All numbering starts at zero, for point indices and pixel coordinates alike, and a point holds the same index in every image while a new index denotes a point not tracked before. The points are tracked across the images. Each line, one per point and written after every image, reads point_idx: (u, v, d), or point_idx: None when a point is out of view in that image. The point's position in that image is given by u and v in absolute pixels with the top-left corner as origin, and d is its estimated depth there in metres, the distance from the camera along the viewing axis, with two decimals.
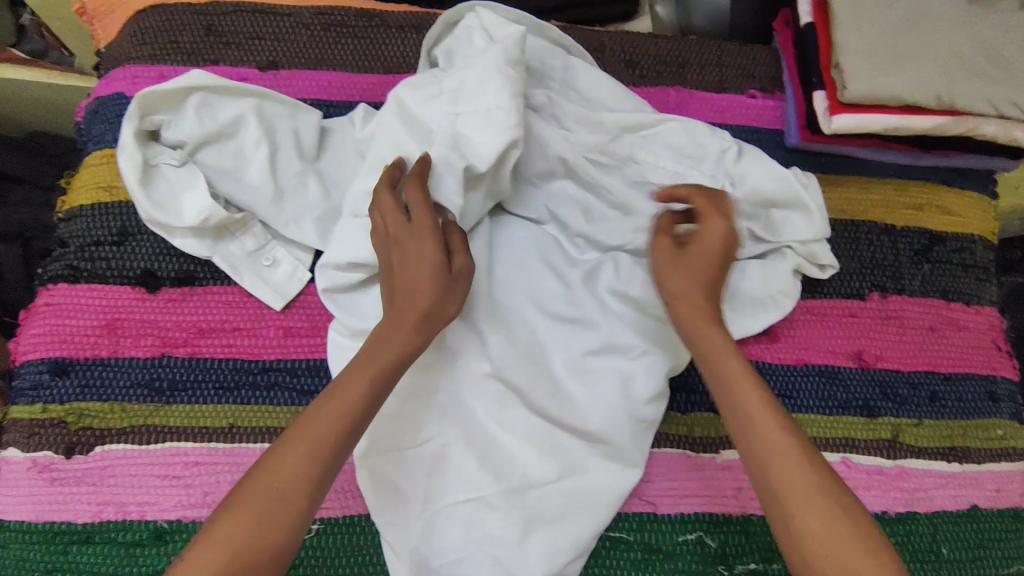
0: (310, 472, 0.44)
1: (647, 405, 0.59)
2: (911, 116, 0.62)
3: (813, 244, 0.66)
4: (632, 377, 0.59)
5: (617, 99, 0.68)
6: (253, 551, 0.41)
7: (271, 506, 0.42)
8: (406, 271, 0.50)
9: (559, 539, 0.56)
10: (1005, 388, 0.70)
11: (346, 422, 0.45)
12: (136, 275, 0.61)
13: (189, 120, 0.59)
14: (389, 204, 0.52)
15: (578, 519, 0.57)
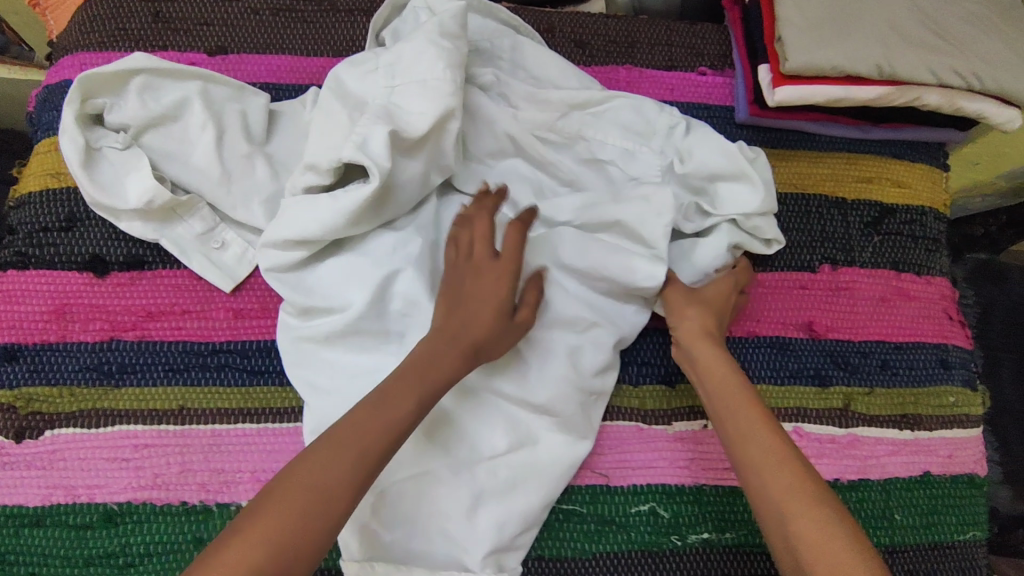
0: (363, 476, 0.46)
1: (595, 377, 0.61)
2: (852, 87, 0.62)
3: (756, 218, 0.65)
4: (578, 350, 0.60)
5: (565, 77, 0.68)
6: (292, 547, 0.42)
7: (317, 502, 0.44)
8: (474, 298, 0.55)
9: (509, 511, 0.57)
10: (957, 356, 0.71)
11: (398, 428, 0.48)
12: (84, 260, 0.61)
13: (134, 102, 0.59)
14: (483, 233, 0.57)
15: (527, 491, 0.57)
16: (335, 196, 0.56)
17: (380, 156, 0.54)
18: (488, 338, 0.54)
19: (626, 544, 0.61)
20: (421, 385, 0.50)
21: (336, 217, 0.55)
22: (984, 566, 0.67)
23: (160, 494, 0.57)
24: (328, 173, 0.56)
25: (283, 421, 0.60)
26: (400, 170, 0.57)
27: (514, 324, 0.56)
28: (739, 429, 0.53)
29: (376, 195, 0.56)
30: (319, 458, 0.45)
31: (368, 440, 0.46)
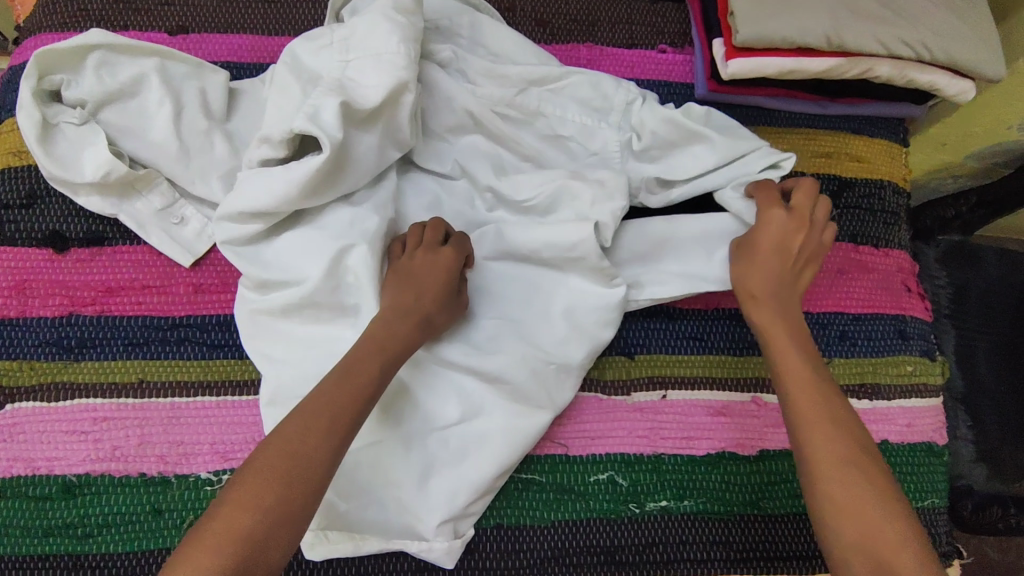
0: (338, 444, 0.47)
1: (554, 346, 0.61)
2: (803, 58, 0.64)
3: (732, 165, 0.66)
4: (529, 323, 0.62)
5: (524, 54, 0.69)
6: (278, 517, 0.44)
7: (297, 472, 0.45)
8: (425, 283, 0.56)
9: (461, 479, 0.57)
10: (915, 327, 0.72)
11: (363, 397, 0.50)
12: (44, 237, 0.62)
13: (91, 79, 0.60)
14: (426, 241, 0.58)
15: (482, 459, 0.58)
16: (286, 169, 0.56)
17: (332, 128, 0.55)
18: (437, 315, 0.57)
19: (585, 512, 0.62)
20: (381, 360, 0.52)
21: (288, 188, 0.56)
22: (943, 533, 0.67)
23: (119, 466, 0.58)
24: (282, 146, 0.57)
25: (242, 394, 0.60)
26: (357, 144, 0.58)
27: (457, 303, 0.59)
28: (788, 387, 0.53)
29: (330, 168, 0.57)
30: (293, 431, 0.46)
31: (337, 409, 0.48)
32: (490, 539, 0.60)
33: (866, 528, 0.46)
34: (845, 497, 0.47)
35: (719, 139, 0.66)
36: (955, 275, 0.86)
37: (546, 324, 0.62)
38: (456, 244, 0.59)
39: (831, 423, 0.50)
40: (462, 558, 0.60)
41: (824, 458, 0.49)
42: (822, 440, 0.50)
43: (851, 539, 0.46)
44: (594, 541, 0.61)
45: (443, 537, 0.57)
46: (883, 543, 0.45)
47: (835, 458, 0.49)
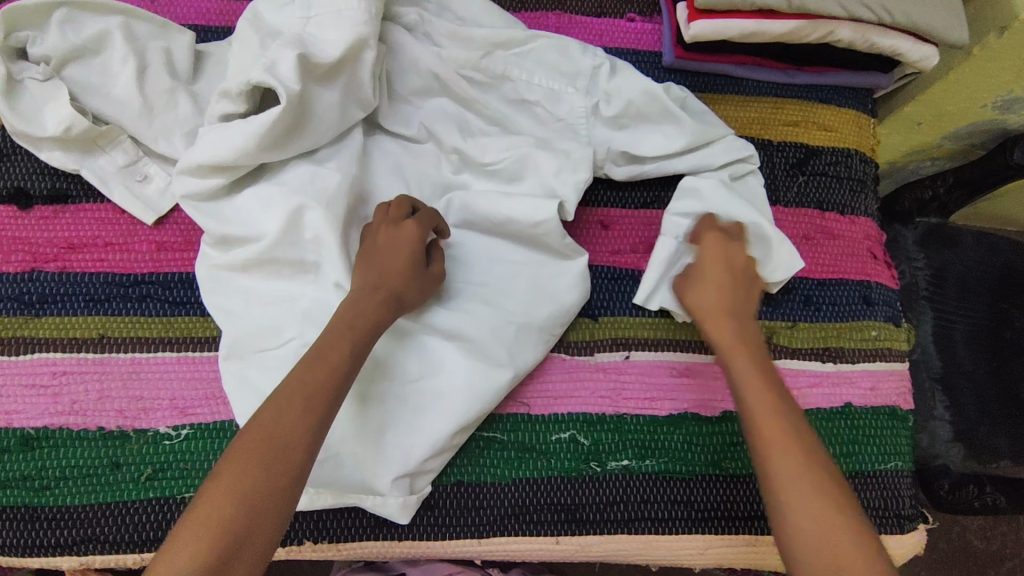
0: (314, 425, 0.46)
1: (515, 307, 0.61)
2: (763, 20, 0.65)
3: (695, 148, 0.67)
4: (492, 285, 0.62)
5: (490, 18, 0.69)
6: (257, 502, 0.43)
7: (276, 454, 0.44)
8: (386, 255, 0.56)
9: (416, 434, 0.57)
10: (880, 293, 0.72)
11: (338, 376, 0.49)
12: (8, 193, 0.62)
13: (54, 35, 0.60)
14: (394, 213, 0.58)
15: (437, 416, 0.57)
16: (244, 122, 0.57)
17: (290, 80, 0.57)
18: (406, 289, 0.55)
19: (546, 470, 0.61)
20: (351, 340, 0.50)
21: (246, 141, 0.57)
22: (907, 496, 0.67)
23: (77, 420, 0.58)
24: (241, 100, 0.58)
25: (201, 350, 0.60)
26: (317, 100, 0.59)
27: (428, 277, 0.58)
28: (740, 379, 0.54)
29: (289, 122, 0.58)
30: (270, 416, 0.45)
31: (311, 388, 0.47)
32: (449, 495, 0.60)
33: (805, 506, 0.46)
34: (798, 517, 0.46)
35: (687, 118, 0.66)
36: (931, 257, 0.86)
37: (506, 283, 0.62)
38: (424, 217, 0.59)
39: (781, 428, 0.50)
40: (419, 514, 0.60)
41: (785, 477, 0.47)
42: (775, 458, 0.48)
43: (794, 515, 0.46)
44: (555, 499, 0.61)
45: (399, 492, 0.57)
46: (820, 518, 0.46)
47: (787, 465, 0.48)
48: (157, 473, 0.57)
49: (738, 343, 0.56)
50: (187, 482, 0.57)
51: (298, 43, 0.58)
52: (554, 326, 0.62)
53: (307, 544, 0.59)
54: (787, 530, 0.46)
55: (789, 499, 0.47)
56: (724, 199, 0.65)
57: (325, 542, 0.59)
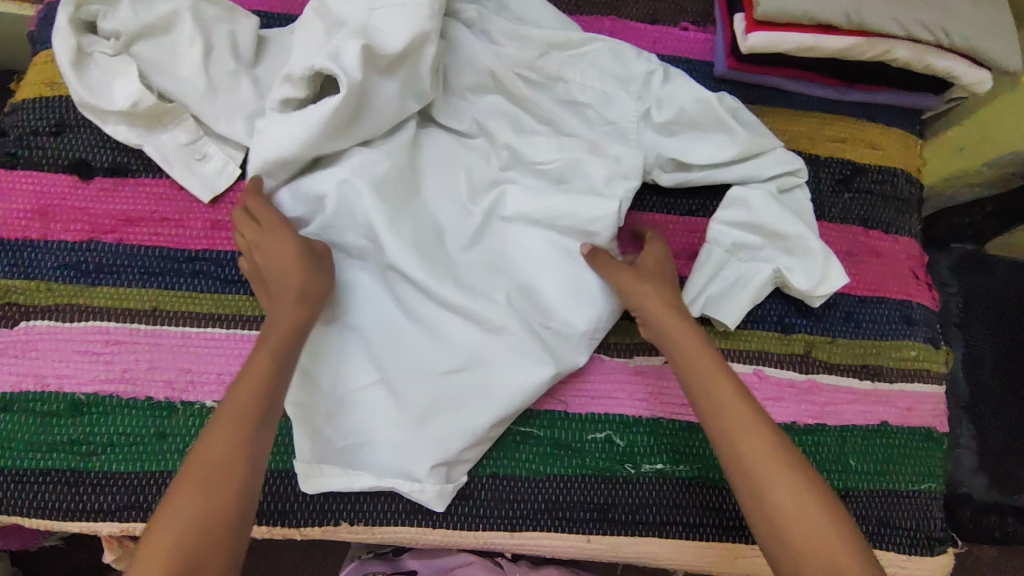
0: (248, 440, 0.47)
1: (556, 309, 0.61)
2: (822, 35, 0.65)
3: (743, 160, 0.67)
4: (538, 284, 0.62)
5: (547, 19, 0.70)
6: (204, 524, 0.44)
7: (216, 475, 0.46)
8: (272, 264, 0.56)
9: (457, 425, 0.58)
10: (920, 313, 0.72)
11: (265, 388, 0.50)
12: (70, 163, 0.64)
13: (125, 11, 0.61)
14: (241, 221, 0.58)
15: (474, 409, 0.58)
16: (305, 111, 0.58)
17: (352, 69, 0.58)
18: (307, 281, 0.56)
19: (580, 468, 0.62)
20: (270, 353, 0.52)
21: (308, 133, 0.58)
22: (937, 519, 0.67)
23: (127, 388, 0.59)
24: (303, 85, 0.60)
25: (250, 328, 0.61)
26: (376, 89, 0.60)
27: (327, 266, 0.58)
28: (700, 377, 0.53)
29: (351, 111, 0.59)
30: (204, 455, 0.46)
31: (238, 419, 0.48)
32: (485, 487, 0.61)
33: (791, 501, 0.47)
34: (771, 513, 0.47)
35: (738, 128, 0.67)
36: (965, 283, 0.85)
37: (551, 282, 0.62)
38: (266, 209, 0.58)
39: (753, 421, 0.50)
40: (455, 504, 0.60)
41: (757, 471, 0.48)
42: (755, 453, 0.49)
43: (785, 506, 0.47)
44: (588, 497, 0.61)
45: (436, 480, 0.57)
46: (810, 506, 0.47)
47: (767, 459, 0.48)
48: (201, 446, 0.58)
49: (693, 338, 0.55)
50: None
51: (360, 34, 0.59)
52: (598, 330, 0.61)
53: (343, 526, 0.59)
54: (767, 516, 0.47)
55: (763, 484, 0.48)
56: (771, 212, 0.65)
57: (361, 524, 0.59)
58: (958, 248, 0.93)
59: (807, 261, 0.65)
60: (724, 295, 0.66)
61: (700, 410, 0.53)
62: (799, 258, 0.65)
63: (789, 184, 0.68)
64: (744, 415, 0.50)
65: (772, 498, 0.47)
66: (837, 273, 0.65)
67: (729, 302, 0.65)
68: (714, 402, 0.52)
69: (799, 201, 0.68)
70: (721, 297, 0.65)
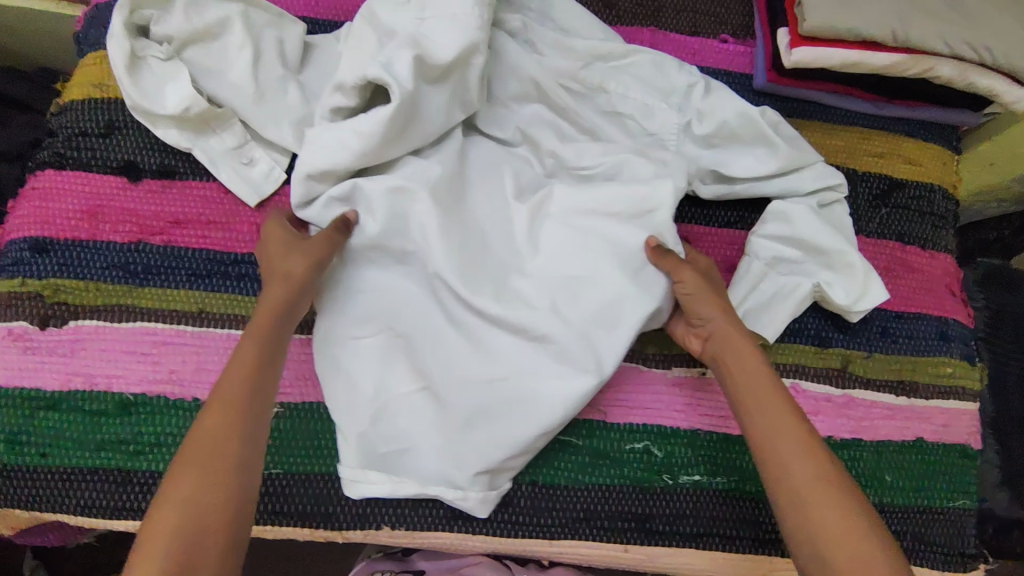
0: (234, 424, 0.48)
1: (604, 317, 0.59)
2: (865, 52, 0.66)
3: (784, 173, 0.68)
4: (588, 291, 0.59)
5: (590, 30, 0.70)
6: (197, 505, 0.45)
7: (207, 457, 0.46)
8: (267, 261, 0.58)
9: (500, 436, 0.58)
10: (956, 330, 0.72)
11: (248, 370, 0.51)
12: (119, 165, 0.65)
13: (178, 16, 0.62)
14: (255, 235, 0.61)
15: (520, 417, 0.58)
16: (359, 122, 0.59)
17: (403, 77, 0.58)
18: (291, 265, 0.56)
19: (618, 478, 0.62)
20: (254, 338, 0.52)
21: (362, 143, 0.59)
22: (970, 535, 0.67)
23: (174, 389, 0.60)
24: (354, 95, 0.60)
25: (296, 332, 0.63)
26: (424, 99, 0.60)
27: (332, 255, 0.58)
28: (752, 391, 0.53)
29: (400, 124, 0.59)
30: (196, 438, 0.47)
31: (223, 408, 0.49)
32: (525, 495, 0.61)
33: (834, 521, 0.47)
34: (809, 529, 0.47)
35: (781, 142, 0.67)
36: (991, 297, 0.86)
37: (601, 290, 0.59)
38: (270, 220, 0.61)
39: (803, 440, 0.50)
40: (495, 511, 0.61)
41: (803, 488, 0.48)
42: (804, 473, 0.49)
43: (826, 525, 0.47)
44: (625, 507, 0.62)
45: (478, 487, 0.58)
46: (852, 527, 0.46)
47: (814, 479, 0.48)
48: None
49: (748, 349, 0.55)
50: (278, 460, 0.60)
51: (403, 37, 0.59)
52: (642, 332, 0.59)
53: (385, 529, 0.60)
54: (807, 532, 0.47)
55: (808, 502, 0.48)
56: (813, 227, 0.66)
57: (402, 529, 0.60)
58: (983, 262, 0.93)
59: (847, 274, 0.65)
60: (765, 307, 0.66)
61: (748, 422, 0.53)
62: (839, 271, 0.66)
63: (830, 198, 0.69)
64: (795, 432, 0.50)
65: (813, 516, 0.47)
66: (877, 287, 0.65)
67: (769, 314, 0.65)
68: (763, 416, 0.52)
69: (839, 214, 0.69)
70: (761, 309, 0.66)
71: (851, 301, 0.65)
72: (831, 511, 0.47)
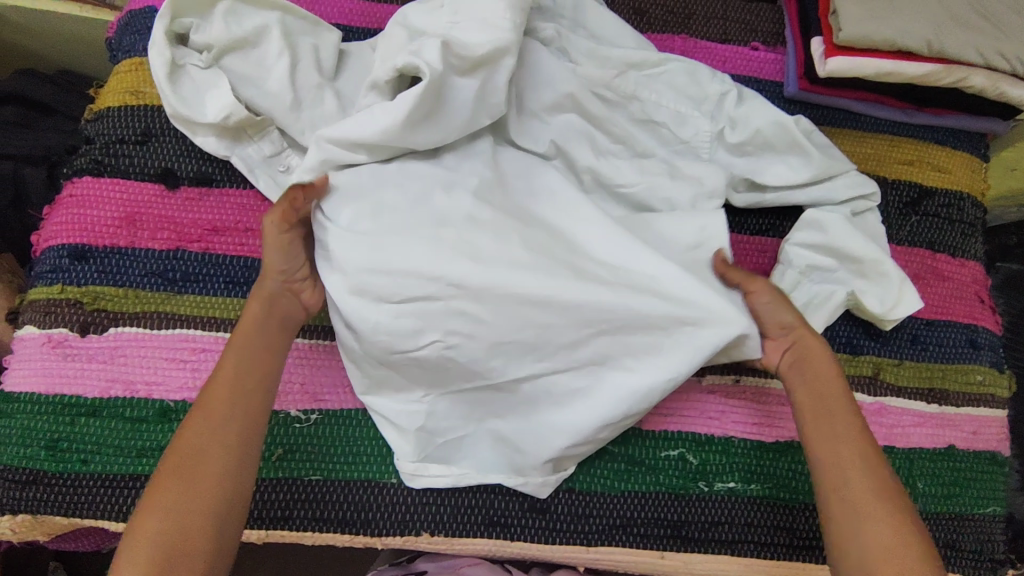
0: (220, 432, 0.50)
1: (686, 313, 0.56)
2: (902, 61, 0.66)
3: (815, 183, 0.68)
4: (667, 285, 0.57)
5: (624, 37, 0.70)
6: (183, 511, 0.47)
7: (191, 463, 0.49)
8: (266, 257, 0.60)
9: (563, 423, 0.58)
10: (985, 337, 0.72)
11: (232, 376, 0.52)
12: (156, 173, 0.65)
13: (218, 25, 0.62)
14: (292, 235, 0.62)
15: (587, 407, 0.57)
16: (386, 104, 0.58)
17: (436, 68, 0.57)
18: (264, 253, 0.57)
19: (654, 485, 0.63)
20: (239, 344, 0.54)
21: (388, 122, 0.57)
22: (999, 541, 0.68)
23: None
24: (387, 90, 0.61)
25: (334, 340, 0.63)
26: (454, 87, 0.59)
27: (294, 249, 0.57)
28: (825, 410, 0.55)
29: (427, 108, 0.58)
30: (184, 444, 0.50)
31: (207, 414, 0.51)
32: (562, 502, 0.62)
33: (887, 539, 0.49)
34: (862, 543, 0.50)
35: (816, 153, 0.67)
36: None
37: (680, 288, 0.57)
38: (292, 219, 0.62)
39: (867, 462, 0.52)
40: (532, 517, 0.61)
41: (863, 507, 0.51)
42: (866, 493, 0.51)
43: (876, 540, 0.49)
44: (661, 514, 0.62)
45: (543, 472, 0.60)
46: (902, 546, 0.49)
47: (871, 501, 0.51)
48: (287, 454, 0.60)
49: (827, 370, 0.57)
50: (317, 467, 0.60)
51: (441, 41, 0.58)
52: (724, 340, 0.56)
53: (424, 536, 0.60)
54: (858, 545, 0.50)
55: (864, 518, 0.50)
56: (846, 234, 0.66)
57: (441, 535, 0.61)
58: (1003, 268, 0.93)
59: (881, 283, 0.66)
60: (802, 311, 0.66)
61: (814, 437, 0.54)
62: (874, 280, 0.66)
63: (864, 208, 0.69)
64: (860, 454, 0.53)
65: (866, 531, 0.50)
66: (908, 293, 0.66)
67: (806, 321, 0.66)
68: (830, 434, 0.54)
69: (873, 223, 0.69)
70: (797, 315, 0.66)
71: (885, 309, 0.66)
72: (883, 529, 0.50)
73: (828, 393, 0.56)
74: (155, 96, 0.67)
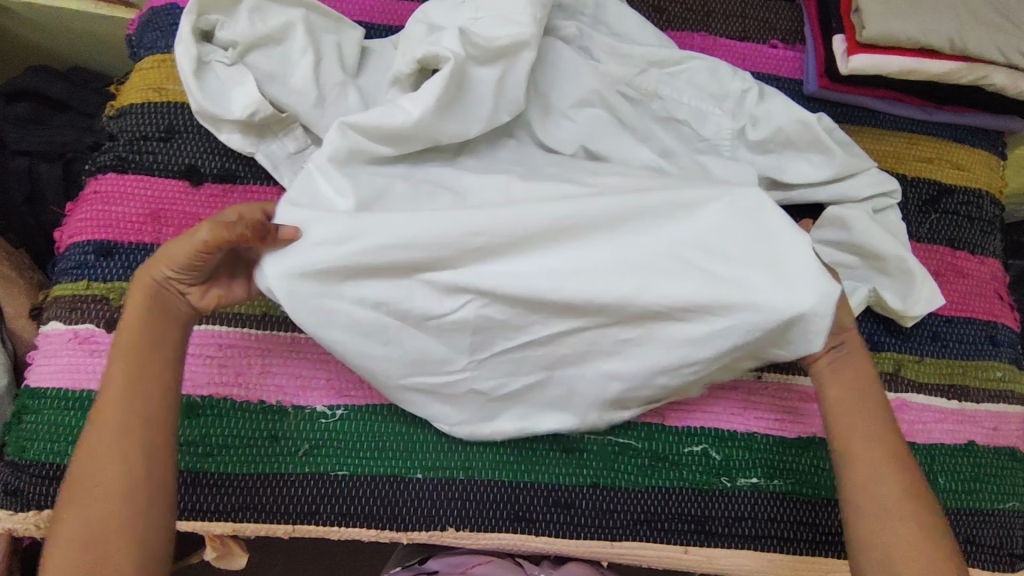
0: (110, 455, 0.49)
1: (727, 248, 0.53)
2: (923, 59, 0.67)
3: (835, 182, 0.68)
4: (704, 233, 0.54)
5: (644, 34, 0.71)
6: (90, 535, 0.47)
7: (90, 488, 0.48)
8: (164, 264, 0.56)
9: (599, 383, 0.57)
10: (1004, 334, 0.72)
11: (114, 397, 0.50)
12: (181, 170, 0.65)
13: (243, 22, 0.63)
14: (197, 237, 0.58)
15: (635, 362, 0.55)
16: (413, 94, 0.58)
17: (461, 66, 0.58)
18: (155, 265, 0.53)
19: (678, 481, 0.63)
20: (122, 361, 0.51)
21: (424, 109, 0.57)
22: (1020, 537, 0.68)
23: (241, 392, 0.61)
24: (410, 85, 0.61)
25: None
26: (480, 82, 0.60)
27: (204, 262, 0.53)
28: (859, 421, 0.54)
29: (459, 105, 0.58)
30: (82, 470, 0.49)
31: (97, 439, 0.49)
32: (587, 497, 0.62)
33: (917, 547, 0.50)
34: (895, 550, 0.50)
35: (837, 151, 0.68)
36: None
37: (721, 225, 0.54)
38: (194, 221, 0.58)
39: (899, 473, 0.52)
40: (556, 512, 0.61)
41: (894, 518, 0.51)
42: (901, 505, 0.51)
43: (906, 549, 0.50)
44: (685, 510, 0.63)
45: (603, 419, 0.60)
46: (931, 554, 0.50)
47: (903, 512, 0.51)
48: (313, 450, 0.60)
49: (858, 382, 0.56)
50: (342, 462, 0.60)
51: (467, 37, 0.59)
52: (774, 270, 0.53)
53: (450, 531, 0.61)
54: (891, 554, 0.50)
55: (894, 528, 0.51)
56: (869, 232, 0.66)
57: (465, 529, 0.61)
58: (1015, 266, 0.94)
59: (903, 280, 0.66)
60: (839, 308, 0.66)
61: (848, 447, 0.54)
62: (895, 277, 0.67)
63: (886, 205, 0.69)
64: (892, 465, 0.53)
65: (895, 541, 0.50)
66: (930, 288, 0.66)
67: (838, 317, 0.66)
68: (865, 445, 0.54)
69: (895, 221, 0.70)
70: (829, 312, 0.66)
71: (907, 305, 0.66)
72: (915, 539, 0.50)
73: (864, 391, 0.56)
74: (179, 93, 0.67)
